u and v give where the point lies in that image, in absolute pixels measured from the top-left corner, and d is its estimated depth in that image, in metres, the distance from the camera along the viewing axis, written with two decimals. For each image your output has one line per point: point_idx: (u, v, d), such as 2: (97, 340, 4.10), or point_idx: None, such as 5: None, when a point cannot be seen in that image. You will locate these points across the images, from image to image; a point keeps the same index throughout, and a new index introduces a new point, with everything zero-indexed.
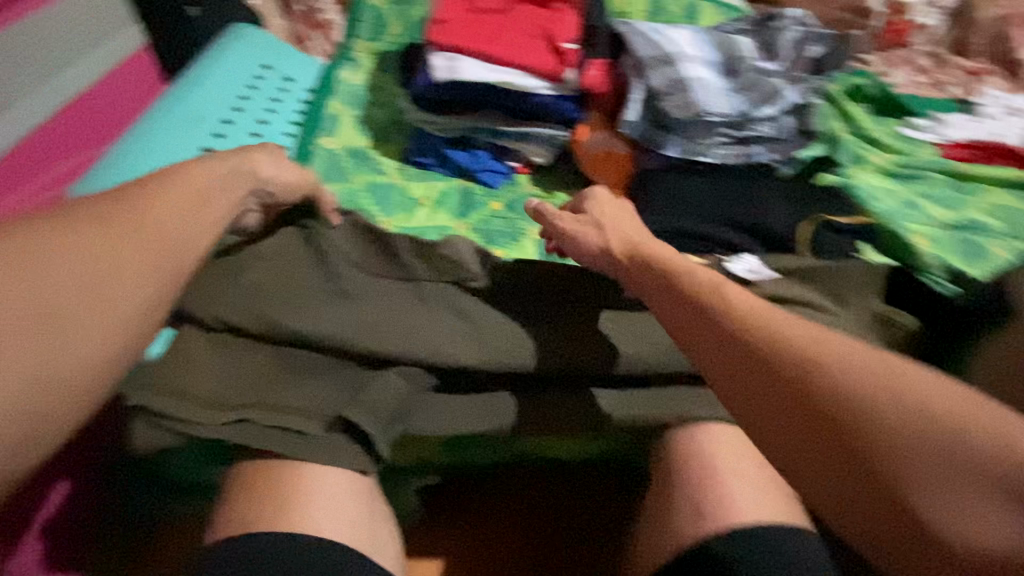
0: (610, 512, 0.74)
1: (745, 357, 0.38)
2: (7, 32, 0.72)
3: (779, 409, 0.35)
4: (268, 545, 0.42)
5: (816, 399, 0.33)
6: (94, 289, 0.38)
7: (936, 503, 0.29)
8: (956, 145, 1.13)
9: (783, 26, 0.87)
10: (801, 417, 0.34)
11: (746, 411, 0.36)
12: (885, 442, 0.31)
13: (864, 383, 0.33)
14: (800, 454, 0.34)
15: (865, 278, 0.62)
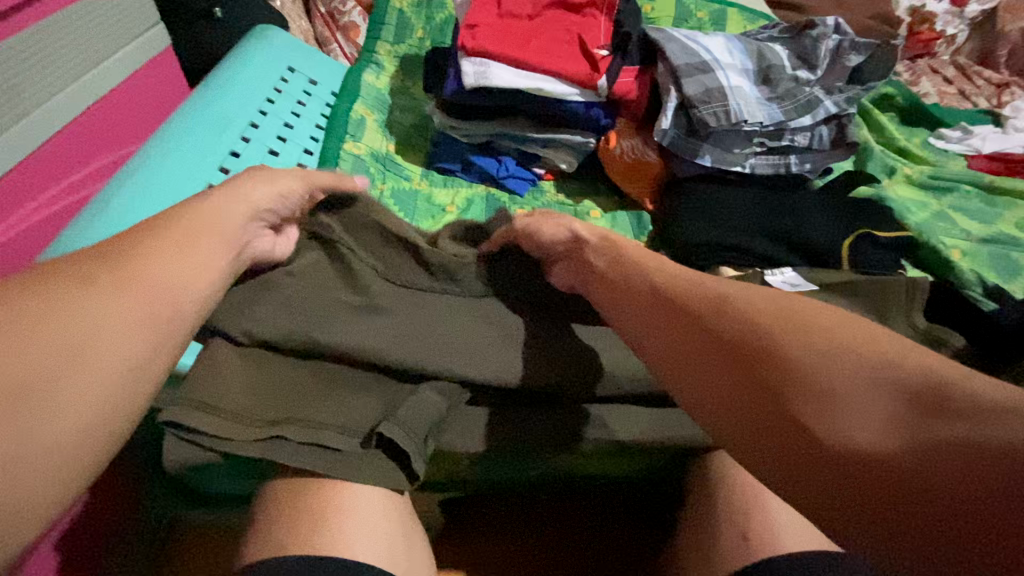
0: (637, 530, 0.72)
1: (717, 366, 0.38)
2: (60, 21, 0.67)
3: (751, 416, 0.35)
4: (303, 568, 0.40)
5: (783, 402, 0.33)
6: (127, 314, 0.37)
7: (913, 504, 0.27)
8: (986, 157, 1.11)
9: (821, 33, 0.84)
10: (771, 422, 0.34)
11: (726, 424, 0.36)
12: (865, 446, 0.30)
13: (827, 383, 0.33)
14: (773, 459, 0.33)
15: (912, 293, 0.60)
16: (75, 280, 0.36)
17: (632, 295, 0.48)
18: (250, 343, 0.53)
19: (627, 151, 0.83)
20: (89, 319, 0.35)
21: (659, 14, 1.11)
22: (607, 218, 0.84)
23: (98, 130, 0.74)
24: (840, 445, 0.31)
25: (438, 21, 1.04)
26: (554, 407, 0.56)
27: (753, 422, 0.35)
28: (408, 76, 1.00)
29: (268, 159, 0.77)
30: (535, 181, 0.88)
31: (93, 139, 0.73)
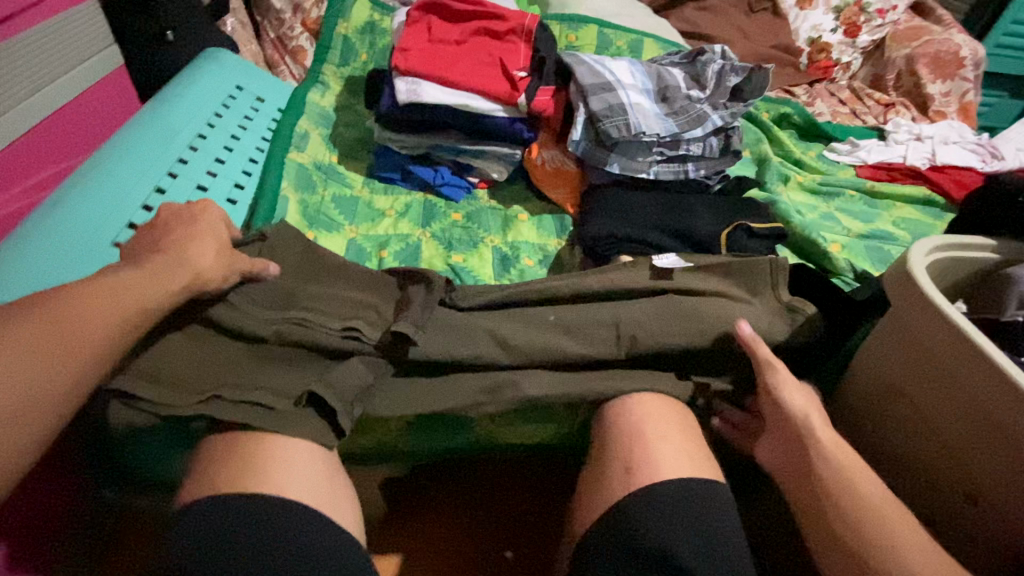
0: (559, 497, 0.80)
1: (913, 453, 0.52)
2: (12, 42, 0.73)
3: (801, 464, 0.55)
4: (237, 503, 0.47)
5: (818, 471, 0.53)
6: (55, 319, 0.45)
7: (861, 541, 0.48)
8: (870, 166, 1.26)
9: (709, 59, 0.98)
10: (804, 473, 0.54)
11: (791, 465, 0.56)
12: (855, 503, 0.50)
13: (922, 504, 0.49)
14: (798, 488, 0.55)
15: (772, 273, 0.71)
16: None
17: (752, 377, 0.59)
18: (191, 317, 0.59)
19: (548, 161, 0.94)
20: None
21: (582, 42, 1.24)
22: (532, 220, 0.93)
23: (47, 142, 0.79)
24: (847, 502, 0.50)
25: (380, 46, 1.14)
26: (471, 372, 0.63)
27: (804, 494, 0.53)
28: (352, 96, 1.08)
29: (215, 165, 0.83)
30: (469, 189, 0.96)
31: (41, 150, 0.78)
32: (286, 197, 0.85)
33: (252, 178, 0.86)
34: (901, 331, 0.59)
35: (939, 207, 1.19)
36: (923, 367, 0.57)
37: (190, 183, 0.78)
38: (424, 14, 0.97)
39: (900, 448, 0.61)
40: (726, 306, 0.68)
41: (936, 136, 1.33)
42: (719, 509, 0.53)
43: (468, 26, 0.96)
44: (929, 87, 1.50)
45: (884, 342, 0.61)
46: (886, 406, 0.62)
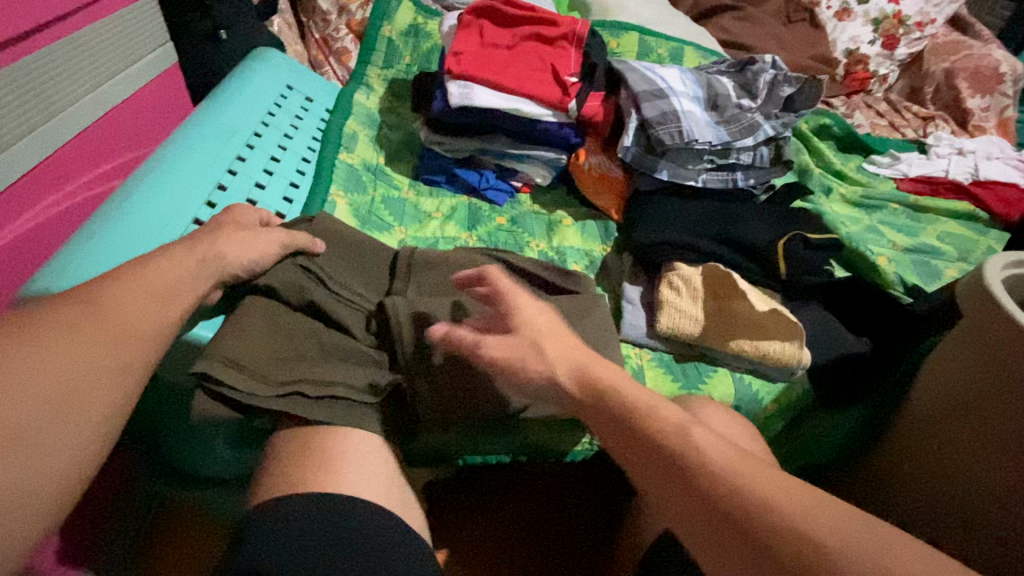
0: (606, 506, 0.80)
1: (668, 464, 0.40)
2: (80, 35, 0.74)
3: (674, 495, 0.39)
4: (303, 506, 0.47)
5: (693, 479, 0.38)
6: (137, 315, 0.46)
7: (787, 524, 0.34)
8: (911, 180, 1.25)
9: (760, 69, 0.97)
10: (693, 501, 0.38)
11: (697, 517, 0.37)
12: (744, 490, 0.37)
13: (754, 481, 0.37)
14: (724, 547, 0.35)
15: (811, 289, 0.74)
16: (101, 296, 0.45)
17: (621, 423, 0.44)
18: (274, 302, 0.59)
19: (594, 167, 0.94)
20: (94, 322, 0.43)
21: (624, 49, 1.24)
22: (577, 225, 0.93)
23: (108, 136, 0.80)
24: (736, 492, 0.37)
25: (425, 48, 1.14)
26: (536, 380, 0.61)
27: (714, 528, 0.36)
28: (397, 98, 1.09)
29: (271, 164, 0.83)
30: (512, 193, 0.96)
31: (102, 144, 0.79)
32: (338, 197, 0.85)
33: (306, 178, 0.87)
34: (977, 347, 0.58)
35: (984, 223, 1.17)
36: (991, 386, 0.57)
37: (249, 180, 0.78)
38: (475, 18, 0.97)
39: (966, 462, 0.60)
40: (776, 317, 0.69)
41: (978, 151, 1.31)
42: None
43: (519, 31, 0.96)
44: (970, 101, 1.47)
45: (956, 360, 0.61)
46: (951, 423, 0.61)
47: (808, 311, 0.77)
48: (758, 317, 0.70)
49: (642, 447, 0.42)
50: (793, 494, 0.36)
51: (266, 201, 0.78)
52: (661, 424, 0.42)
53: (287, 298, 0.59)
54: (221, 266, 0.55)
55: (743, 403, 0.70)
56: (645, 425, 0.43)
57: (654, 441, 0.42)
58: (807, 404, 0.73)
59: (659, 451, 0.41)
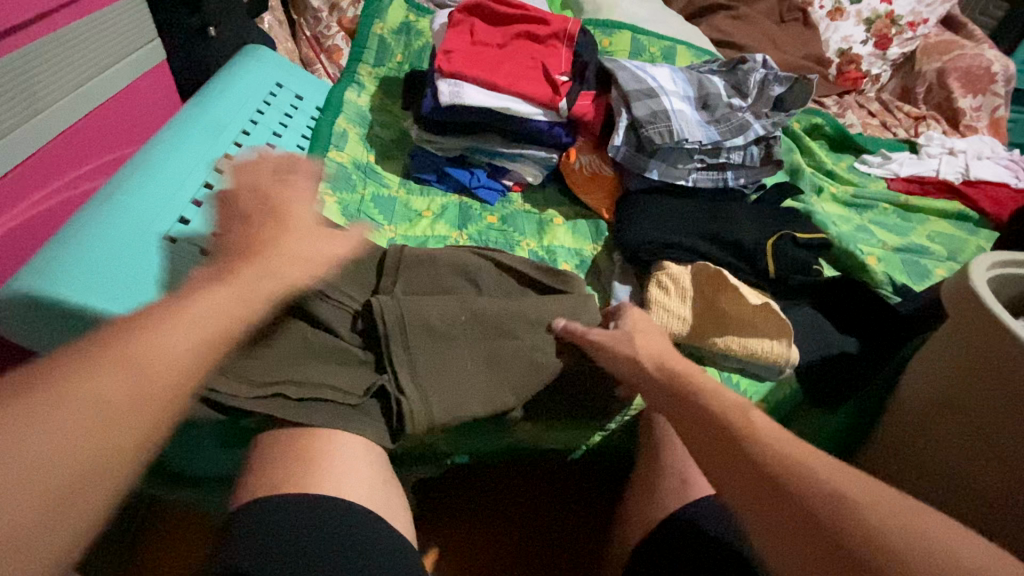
0: (596, 505, 0.80)
1: (757, 476, 0.43)
2: (64, 32, 0.73)
3: (767, 501, 0.42)
4: (283, 505, 0.47)
5: (783, 488, 0.41)
6: None
7: (878, 541, 0.37)
8: (903, 179, 1.25)
9: (750, 68, 0.97)
10: (786, 510, 0.41)
11: (778, 526, 0.41)
12: (825, 500, 0.40)
13: (843, 498, 0.40)
14: (799, 554, 0.39)
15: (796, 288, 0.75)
16: None
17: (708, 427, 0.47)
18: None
19: (586, 166, 0.94)
20: None
21: (616, 48, 1.24)
22: (569, 225, 0.92)
23: (94, 134, 0.79)
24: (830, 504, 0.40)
25: (416, 47, 1.14)
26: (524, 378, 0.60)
27: (799, 539, 0.40)
28: (388, 96, 1.09)
29: (259, 162, 0.83)
30: (504, 192, 0.96)
31: (88, 142, 0.78)
32: (328, 196, 0.85)
33: (294, 176, 0.86)
34: (964, 346, 0.58)
35: (974, 222, 1.17)
36: (978, 386, 0.57)
37: (236, 179, 0.78)
38: (465, 16, 0.97)
39: (948, 460, 0.60)
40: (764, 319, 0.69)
41: (969, 150, 1.31)
42: None
43: (510, 29, 0.96)
44: (961, 101, 1.48)
45: (943, 361, 0.61)
46: (938, 423, 0.61)
47: (796, 310, 0.77)
48: (747, 316, 0.70)
49: (735, 455, 0.44)
50: (876, 508, 0.39)
51: (253, 200, 0.78)
52: (750, 433, 0.45)
53: None
54: None
55: None
56: (734, 436, 0.45)
57: (743, 446, 0.45)
58: (795, 404, 0.73)
59: (747, 457, 0.44)
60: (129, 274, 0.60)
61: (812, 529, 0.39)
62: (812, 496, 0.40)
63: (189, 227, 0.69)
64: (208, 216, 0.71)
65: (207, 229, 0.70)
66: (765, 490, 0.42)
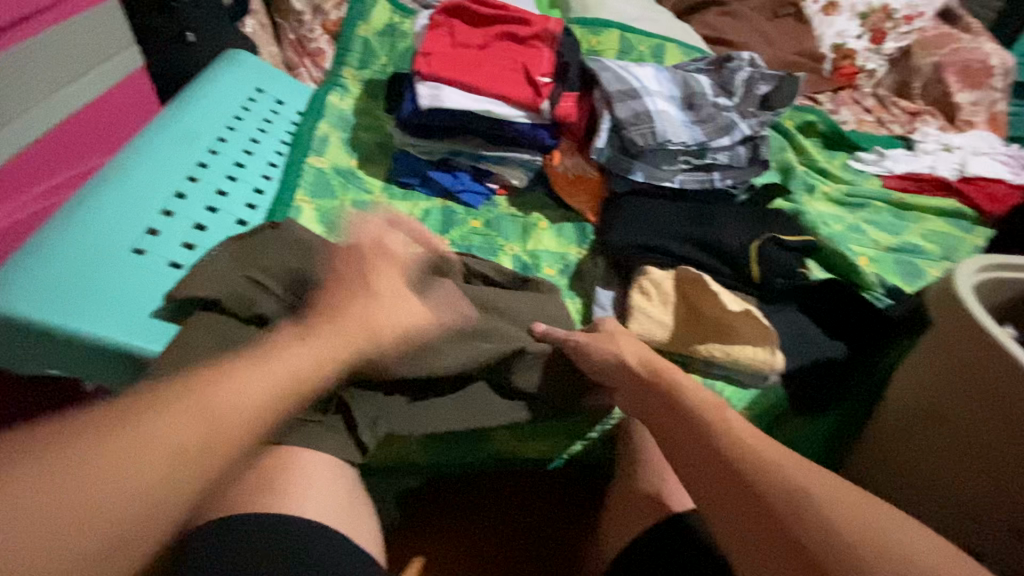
0: (578, 514, 0.79)
1: (726, 476, 0.44)
2: (33, 41, 0.72)
3: (729, 499, 0.43)
4: (244, 528, 0.45)
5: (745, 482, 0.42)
6: None
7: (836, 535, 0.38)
8: (897, 177, 1.23)
9: (737, 67, 0.95)
10: (749, 510, 0.41)
11: (743, 528, 0.41)
12: (788, 492, 0.41)
13: (804, 492, 0.40)
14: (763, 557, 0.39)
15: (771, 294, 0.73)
16: None
17: (692, 433, 0.48)
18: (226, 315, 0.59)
19: (569, 169, 0.93)
20: None
21: (604, 47, 1.22)
22: (552, 229, 0.91)
23: (67, 143, 0.78)
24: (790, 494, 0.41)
25: (400, 49, 1.13)
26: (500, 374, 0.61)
27: (761, 541, 0.40)
28: (371, 99, 1.07)
29: (235, 169, 0.82)
30: (488, 195, 0.94)
31: (61, 151, 0.77)
32: (305, 202, 0.84)
33: (272, 183, 0.85)
34: (950, 354, 0.56)
35: (969, 220, 1.15)
36: (964, 392, 0.55)
37: (210, 187, 0.76)
38: (446, 18, 0.96)
39: (935, 468, 0.59)
40: (747, 328, 0.68)
41: (965, 147, 1.29)
42: None
43: (491, 30, 0.94)
44: (958, 96, 1.45)
45: (928, 368, 0.59)
46: (924, 433, 0.60)
47: (783, 314, 0.75)
48: (729, 320, 0.69)
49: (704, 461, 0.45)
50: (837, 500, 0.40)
51: (228, 208, 0.77)
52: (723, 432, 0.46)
53: (241, 314, 0.60)
54: None
55: None
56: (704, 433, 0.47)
57: (714, 442, 0.46)
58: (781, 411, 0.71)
59: (719, 458, 0.45)
60: (95, 289, 0.59)
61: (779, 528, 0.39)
62: (770, 493, 0.41)
63: (159, 238, 0.67)
64: (179, 226, 0.70)
65: (178, 239, 0.69)
66: (732, 490, 0.43)
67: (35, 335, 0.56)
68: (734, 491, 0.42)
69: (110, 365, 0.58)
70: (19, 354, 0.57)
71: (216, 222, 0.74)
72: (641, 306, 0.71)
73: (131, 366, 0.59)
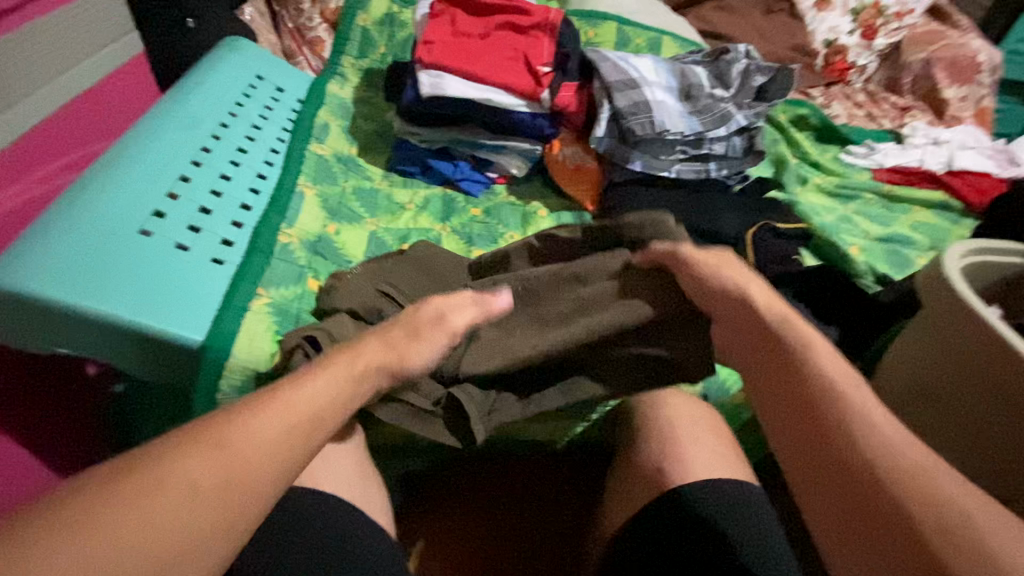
0: (576, 498, 0.83)
1: (836, 456, 0.39)
2: (36, 23, 0.72)
3: (830, 472, 0.39)
4: (259, 505, 0.47)
5: (855, 464, 0.38)
6: None
7: (951, 538, 0.33)
8: (887, 170, 1.26)
9: (733, 59, 0.97)
10: (860, 496, 0.37)
11: (842, 514, 0.37)
12: (905, 481, 0.36)
13: (925, 489, 0.35)
14: (864, 543, 0.36)
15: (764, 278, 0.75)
16: None
17: (798, 390, 0.44)
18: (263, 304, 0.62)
19: (569, 158, 0.94)
20: None
21: (601, 38, 1.23)
22: (552, 216, 0.92)
23: (71, 128, 0.78)
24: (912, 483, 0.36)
25: (400, 38, 1.13)
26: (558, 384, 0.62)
27: (867, 531, 0.36)
28: (371, 88, 1.08)
29: (238, 155, 0.82)
30: (488, 184, 0.95)
31: (65, 135, 0.77)
32: (308, 188, 0.84)
33: (274, 169, 0.85)
34: (938, 336, 0.59)
35: (957, 212, 1.18)
36: (958, 371, 0.57)
37: (214, 173, 0.77)
38: (446, 7, 0.96)
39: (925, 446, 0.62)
40: None
41: (953, 140, 1.32)
42: (761, 510, 0.55)
43: (492, 20, 0.95)
44: (947, 91, 1.48)
45: (922, 349, 0.61)
46: (916, 413, 0.62)
47: None
48: None
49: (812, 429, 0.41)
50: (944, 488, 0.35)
51: (232, 193, 0.77)
52: (837, 395, 0.42)
53: None
54: None
55: (711, 392, 0.71)
56: (819, 400, 0.42)
57: (828, 408, 0.41)
58: None
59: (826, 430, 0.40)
60: (105, 270, 0.60)
61: (891, 528, 0.35)
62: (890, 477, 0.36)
63: (165, 221, 0.68)
64: (185, 210, 0.71)
65: (184, 222, 0.69)
66: (846, 468, 0.38)
67: (46, 316, 0.56)
68: (844, 471, 0.38)
69: (121, 344, 0.59)
70: (32, 334, 0.57)
71: (221, 207, 0.74)
72: None
73: (142, 345, 0.59)
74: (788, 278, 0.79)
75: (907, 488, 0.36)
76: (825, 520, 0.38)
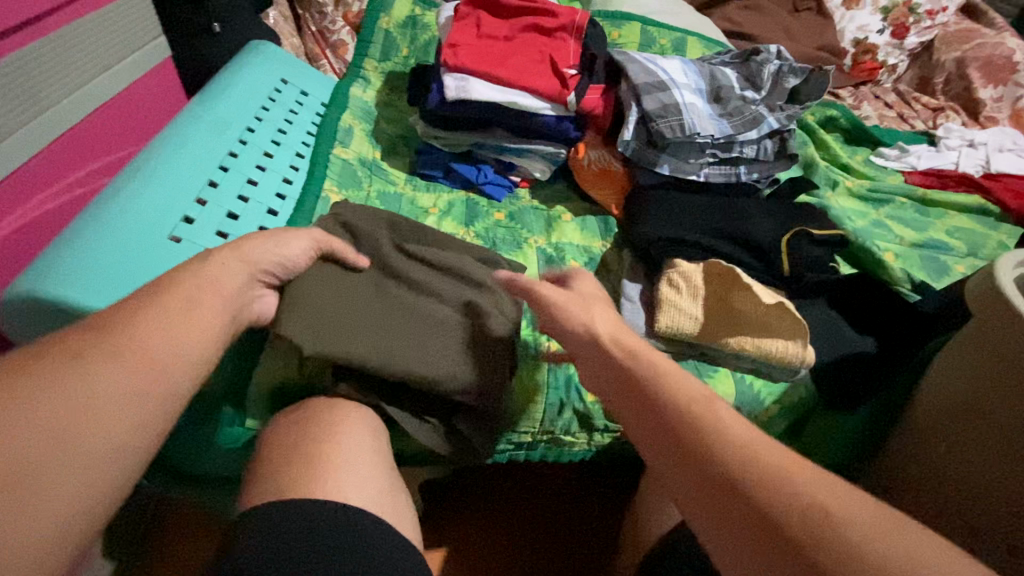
0: (600, 509, 0.82)
1: (713, 476, 0.40)
2: (67, 29, 0.72)
3: (713, 495, 0.40)
4: (281, 516, 0.45)
5: (738, 481, 0.39)
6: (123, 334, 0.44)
7: (837, 537, 0.34)
8: (921, 173, 1.22)
9: (763, 60, 0.95)
10: (747, 513, 0.38)
11: (729, 529, 0.38)
12: (796, 491, 0.37)
13: (800, 494, 0.37)
14: (749, 558, 0.37)
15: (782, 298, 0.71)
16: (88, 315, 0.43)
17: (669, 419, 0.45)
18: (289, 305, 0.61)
19: (594, 162, 0.93)
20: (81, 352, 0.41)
21: (626, 40, 1.22)
22: (576, 221, 0.90)
23: (100, 133, 0.79)
24: (788, 494, 0.37)
25: (423, 41, 1.12)
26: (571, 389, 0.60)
27: (760, 548, 0.36)
28: (393, 92, 1.07)
29: (264, 159, 0.82)
30: (511, 188, 0.94)
31: (94, 140, 0.78)
32: (333, 193, 0.84)
33: (299, 174, 0.85)
34: (984, 347, 0.56)
35: (994, 217, 1.14)
36: (1008, 386, 0.55)
37: (241, 177, 0.77)
38: (471, 10, 0.95)
39: (967, 461, 0.59)
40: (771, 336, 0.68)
41: (990, 142, 1.28)
42: None
43: (517, 22, 0.94)
44: (982, 91, 1.44)
45: (968, 362, 0.58)
46: (960, 426, 0.60)
47: (812, 308, 0.75)
48: (761, 313, 0.68)
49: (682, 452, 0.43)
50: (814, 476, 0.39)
51: (258, 197, 0.77)
52: (696, 415, 0.44)
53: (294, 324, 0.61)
54: (212, 315, 0.50)
55: (744, 403, 0.69)
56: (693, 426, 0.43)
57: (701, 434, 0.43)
58: (808, 406, 0.71)
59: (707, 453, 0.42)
60: (136, 276, 0.60)
61: (791, 541, 0.35)
62: (766, 491, 0.38)
63: (193, 226, 0.68)
64: (213, 215, 0.71)
65: (212, 227, 0.69)
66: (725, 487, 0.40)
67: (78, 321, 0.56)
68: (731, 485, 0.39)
69: None
70: None
71: (247, 212, 0.74)
72: (673, 300, 0.71)
73: None
74: (822, 285, 0.77)
75: (791, 493, 0.37)
76: (698, 517, 0.41)
